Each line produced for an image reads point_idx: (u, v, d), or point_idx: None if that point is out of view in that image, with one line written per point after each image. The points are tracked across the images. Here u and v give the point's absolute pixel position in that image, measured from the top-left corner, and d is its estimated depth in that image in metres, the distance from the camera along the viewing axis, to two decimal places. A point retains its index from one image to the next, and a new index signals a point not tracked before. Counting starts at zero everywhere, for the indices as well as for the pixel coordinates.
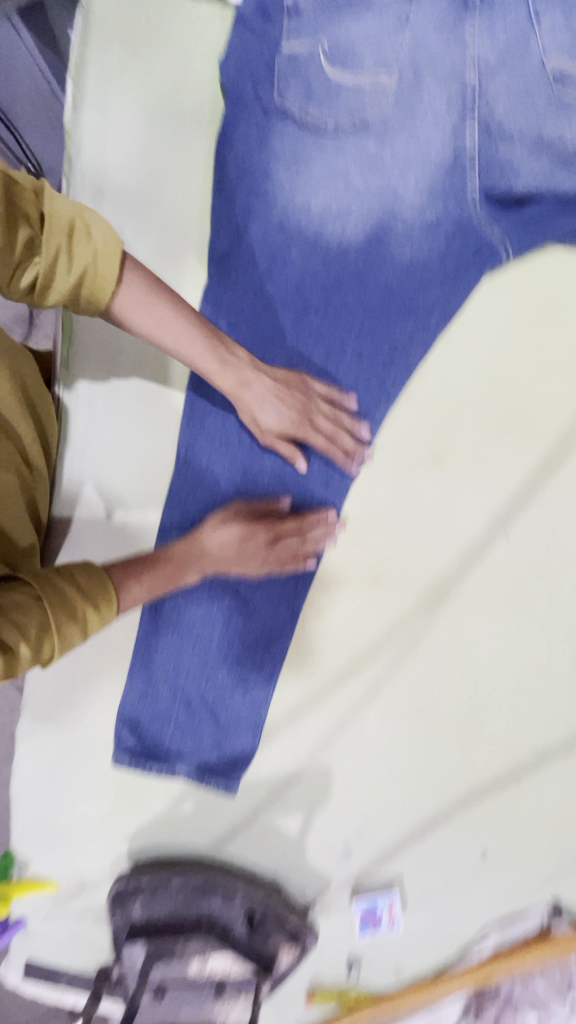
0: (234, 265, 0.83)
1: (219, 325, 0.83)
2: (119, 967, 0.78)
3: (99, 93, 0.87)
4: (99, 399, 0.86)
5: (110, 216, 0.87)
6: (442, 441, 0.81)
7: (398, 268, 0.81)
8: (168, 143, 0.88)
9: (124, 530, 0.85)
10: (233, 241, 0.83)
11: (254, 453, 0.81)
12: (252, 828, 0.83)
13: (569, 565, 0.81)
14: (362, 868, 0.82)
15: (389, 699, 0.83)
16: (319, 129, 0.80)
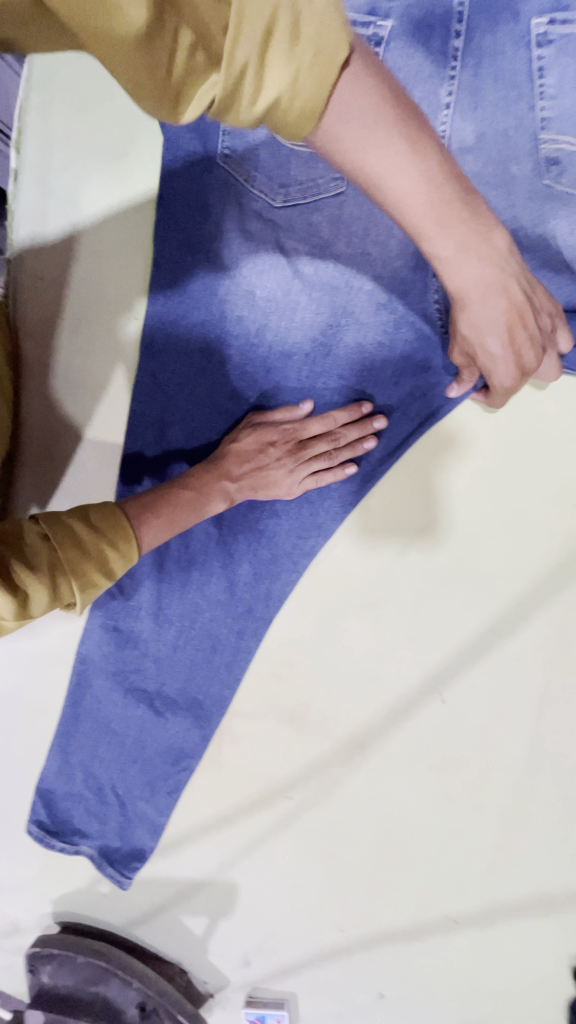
0: (171, 365, 0.76)
1: (152, 428, 0.77)
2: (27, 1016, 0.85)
3: (42, 161, 0.80)
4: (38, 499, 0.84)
5: (51, 297, 0.81)
6: (378, 585, 0.72)
7: (344, 380, 0.70)
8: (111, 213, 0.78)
9: (55, 628, 0.86)
10: (170, 334, 0.76)
11: (180, 568, 0.79)
12: (161, 918, 0.87)
13: (508, 736, 0.72)
14: (259, 977, 0.84)
15: (299, 833, 0.80)
16: (268, 208, 0.70)
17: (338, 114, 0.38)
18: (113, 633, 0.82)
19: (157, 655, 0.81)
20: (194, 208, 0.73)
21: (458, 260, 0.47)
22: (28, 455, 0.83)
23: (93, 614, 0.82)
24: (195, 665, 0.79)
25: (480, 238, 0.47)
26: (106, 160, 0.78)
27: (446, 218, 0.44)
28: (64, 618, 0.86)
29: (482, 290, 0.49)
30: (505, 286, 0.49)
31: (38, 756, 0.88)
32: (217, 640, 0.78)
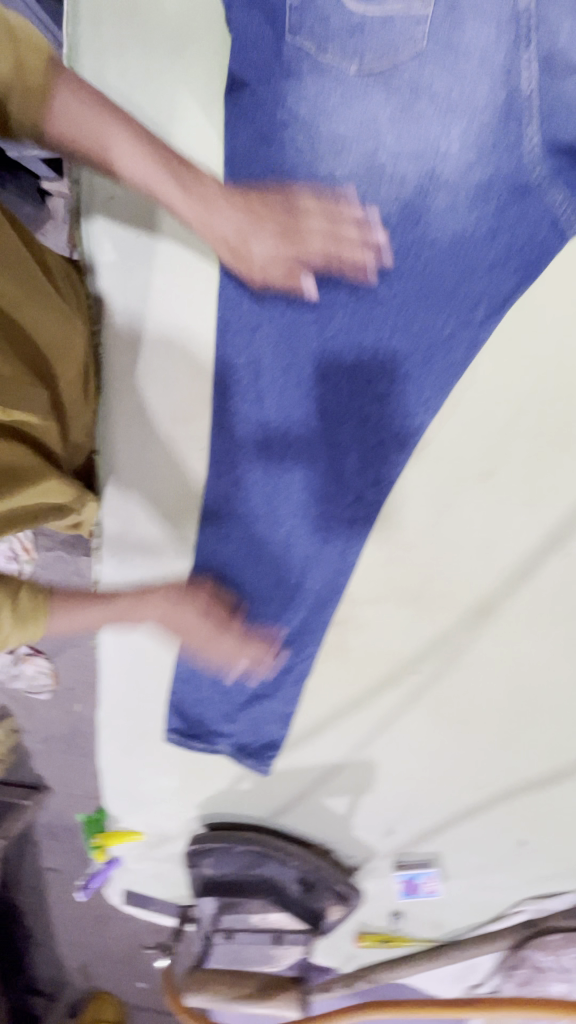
0: (256, 258, 0.75)
1: (240, 331, 0.77)
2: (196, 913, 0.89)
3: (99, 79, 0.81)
4: (135, 421, 0.89)
5: (129, 221, 0.86)
6: (493, 453, 0.74)
7: (439, 248, 0.70)
8: (179, 123, 0.80)
9: (167, 543, 0.90)
10: (247, 231, 0.74)
11: (284, 465, 0.80)
12: (304, 803, 0.93)
13: None
14: (404, 842, 0.91)
15: (430, 705, 0.85)
16: (340, 74, 0.68)
17: (57, 107, 0.65)
18: (223, 538, 0.84)
19: (269, 554, 0.83)
20: (265, 92, 0.71)
21: (219, 217, 0.73)
22: (120, 378, 0.88)
23: (202, 521, 0.85)
24: (309, 559, 0.82)
25: (211, 197, 0.73)
26: (168, 73, 0.79)
27: (178, 175, 0.72)
28: (173, 534, 0.90)
29: (227, 223, 0.73)
30: (276, 214, 0.73)
31: (165, 673, 0.93)
32: (329, 531, 0.80)
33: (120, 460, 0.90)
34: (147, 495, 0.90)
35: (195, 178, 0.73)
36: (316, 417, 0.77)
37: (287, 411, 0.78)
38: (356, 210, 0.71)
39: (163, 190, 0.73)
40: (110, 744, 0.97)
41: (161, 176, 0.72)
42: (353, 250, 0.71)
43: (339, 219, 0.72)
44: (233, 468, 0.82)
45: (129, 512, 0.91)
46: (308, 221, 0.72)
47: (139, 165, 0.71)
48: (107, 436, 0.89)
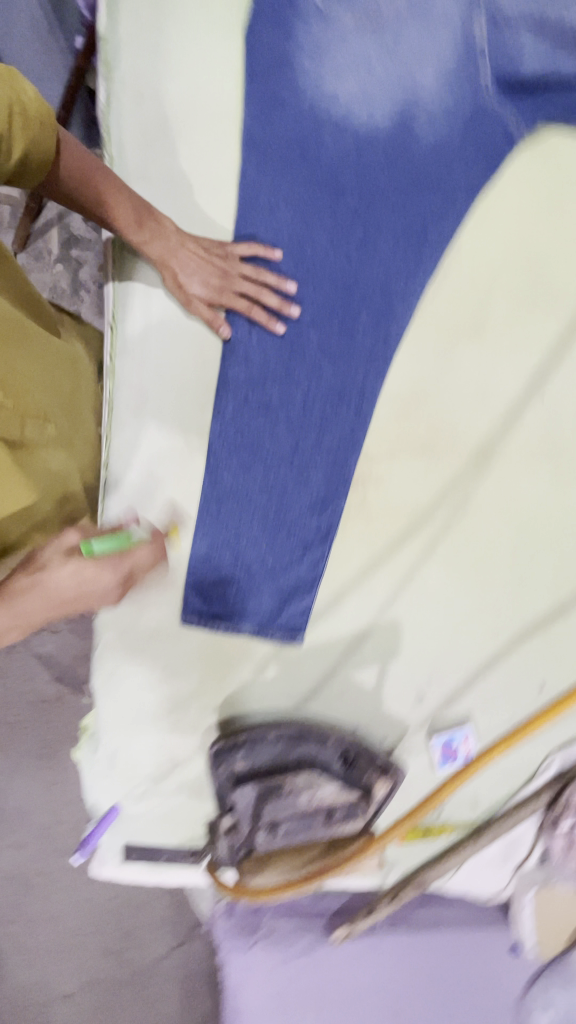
0: (273, 152, 0.87)
1: (261, 205, 0.86)
2: (231, 814, 0.81)
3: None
4: (153, 304, 0.92)
5: (151, 118, 0.88)
6: (477, 313, 0.89)
7: (423, 151, 0.87)
8: (198, 42, 0.88)
9: (188, 420, 0.92)
10: (266, 131, 0.87)
11: (300, 330, 0.88)
12: (333, 683, 0.88)
13: None
14: (435, 710, 0.89)
15: (447, 553, 0.89)
16: (340, 22, 0.87)
17: (73, 159, 0.68)
18: (244, 406, 0.89)
19: (288, 416, 0.89)
20: (279, 25, 0.87)
21: (176, 256, 0.81)
22: (140, 269, 0.92)
23: (221, 390, 0.89)
24: (325, 416, 0.89)
25: (176, 248, 0.81)
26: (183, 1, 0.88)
27: (145, 225, 0.78)
28: (193, 416, 0.92)
29: (170, 250, 0.81)
30: (211, 261, 0.82)
31: (180, 553, 0.89)
32: (345, 388, 0.89)
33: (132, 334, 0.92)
34: (165, 379, 0.92)
35: (137, 209, 0.77)
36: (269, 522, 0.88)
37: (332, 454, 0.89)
38: (270, 276, 0.85)
39: (129, 230, 0.78)
40: (113, 652, 0.88)
41: (132, 216, 0.76)
42: (269, 303, 0.86)
43: (262, 273, 0.84)
44: (251, 336, 0.88)
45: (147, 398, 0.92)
46: (235, 279, 0.83)
47: (117, 203, 0.75)
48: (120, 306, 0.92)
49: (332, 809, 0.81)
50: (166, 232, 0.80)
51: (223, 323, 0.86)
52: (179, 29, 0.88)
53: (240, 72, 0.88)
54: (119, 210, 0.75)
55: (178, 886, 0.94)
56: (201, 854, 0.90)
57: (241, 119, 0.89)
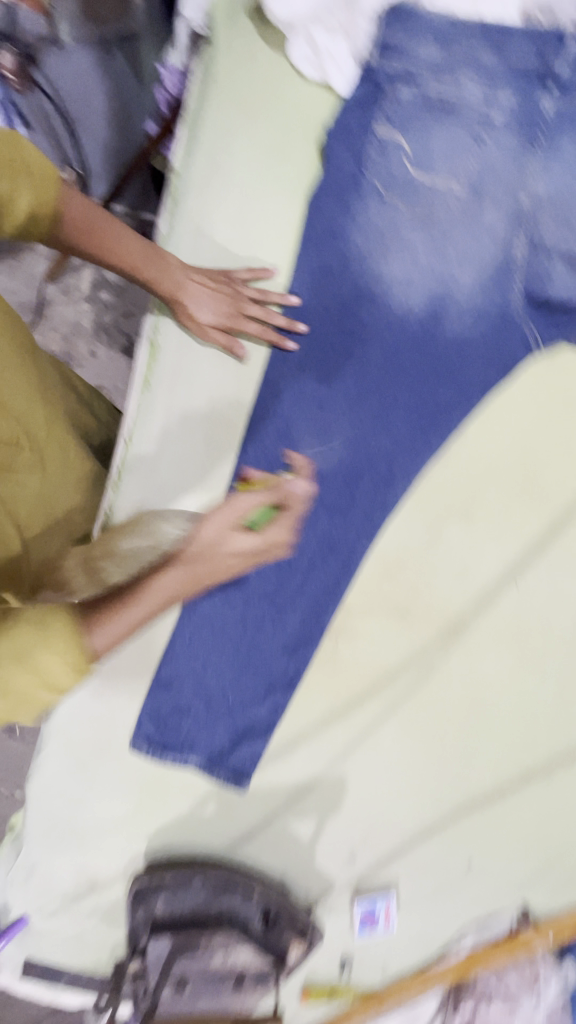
0: (314, 319, 0.93)
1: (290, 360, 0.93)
2: (141, 960, 0.81)
3: (208, 143, 0.92)
4: (173, 424, 0.94)
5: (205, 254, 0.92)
6: (471, 497, 0.94)
7: (449, 342, 0.94)
8: (264, 195, 0.93)
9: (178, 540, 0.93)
10: (309, 295, 0.93)
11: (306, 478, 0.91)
12: (269, 830, 0.89)
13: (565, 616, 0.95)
14: (363, 873, 0.90)
15: (404, 719, 0.92)
16: (397, 208, 0.94)
17: (72, 209, 0.76)
18: None
19: (278, 557, 0.90)
20: (341, 200, 0.93)
21: (186, 284, 0.87)
22: (164, 385, 0.95)
23: None
24: (313, 564, 0.91)
25: (178, 274, 0.86)
26: (257, 155, 0.93)
27: (154, 264, 0.84)
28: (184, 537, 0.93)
29: (181, 284, 0.86)
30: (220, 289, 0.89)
31: (139, 679, 0.87)
32: (336, 542, 0.91)
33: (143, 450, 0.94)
34: (166, 496, 0.94)
35: (140, 253, 0.83)
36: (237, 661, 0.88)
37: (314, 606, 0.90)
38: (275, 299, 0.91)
39: (139, 269, 0.84)
40: (54, 763, 0.85)
41: (139, 250, 0.82)
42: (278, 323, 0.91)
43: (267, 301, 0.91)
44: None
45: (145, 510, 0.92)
46: (235, 298, 0.90)
47: (120, 238, 0.80)
48: (139, 422, 0.94)
49: (243, 972, 0.82)
50: (173, 268, 0.86)
51: (239, 349, 0.93)
52: (247, 180, 0.93)
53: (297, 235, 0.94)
54: (126, 249, 0.81)
55: (71, 1009, 0.91)
56: (102, 982, 0.88)
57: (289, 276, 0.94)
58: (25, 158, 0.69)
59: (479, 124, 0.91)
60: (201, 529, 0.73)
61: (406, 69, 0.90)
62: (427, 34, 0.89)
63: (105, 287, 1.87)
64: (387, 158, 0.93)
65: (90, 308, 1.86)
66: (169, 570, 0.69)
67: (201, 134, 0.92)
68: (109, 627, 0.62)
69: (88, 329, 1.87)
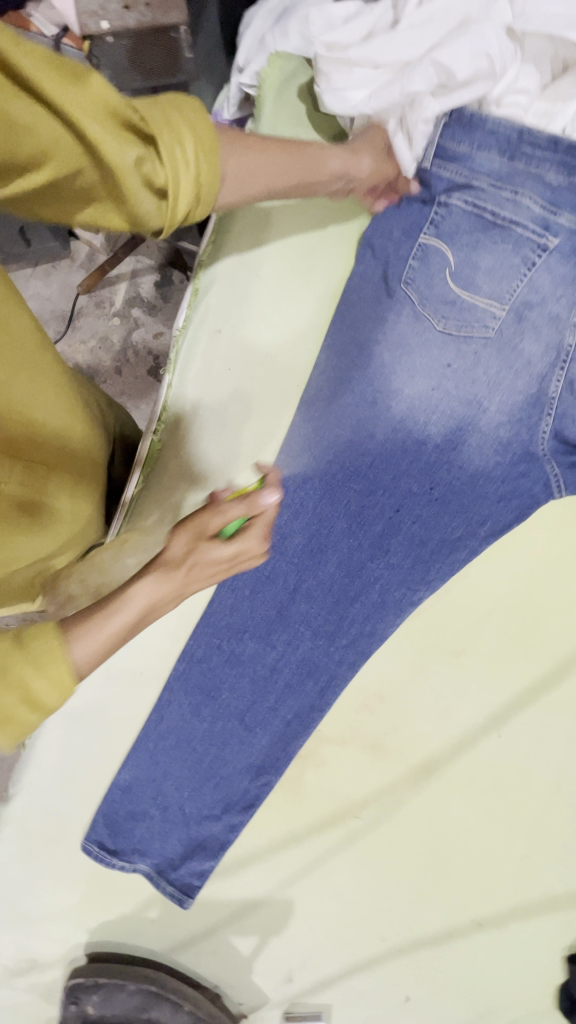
0: (325, 436, 0.87)
1: (296, 471, 0.88)
2: None
3: (237, 239, 0.90)
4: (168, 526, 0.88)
5: (221, 353, 0.89)
6: (462, 638, 0.90)
7: (464, 476, 0.87)
8: (289, 299, 0.90)
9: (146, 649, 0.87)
10: (326, 404, 0.88)
11: (294, 599, 0.88)
12: (210, 940, 0.89)
13: (545, 774, 0.90)
14: (298, 993, 0.91)
15: (360, 852, 0.91)
16: (430, 321, 0.85)
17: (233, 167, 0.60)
18: (215, 651, 0.88)
19: (253, 675, 0.88)
20: (372, 308, 0.87)
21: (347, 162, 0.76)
22: (163, 486, 0.89)
23: (196, 630, 0.87)
24: (288, 686, 0.88)
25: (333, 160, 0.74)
26: (291, 256, 0.90)
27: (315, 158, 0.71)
28: (154, 645, 0.88)
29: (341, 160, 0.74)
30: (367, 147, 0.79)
31: (99, 775, 0.88)
32: (315, 666, 0.88)
33: None
34: None
35: (302, 155, 0.69)
36: (200, 772, 0.88)
37: (284, 729, 0.88)
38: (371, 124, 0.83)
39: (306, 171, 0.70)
40: (9, 845, 0.87)
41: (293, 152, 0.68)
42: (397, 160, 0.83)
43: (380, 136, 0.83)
44: (243, 594, 0.88)
45: None
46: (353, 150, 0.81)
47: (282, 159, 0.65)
48: (130, 525, 0.88)
49: None
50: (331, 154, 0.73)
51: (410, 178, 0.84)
52: (275, 281, 0.90)
53: (317, 346, 0.90)
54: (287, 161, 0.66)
55: None
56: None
57: (303, 385, 0.91)
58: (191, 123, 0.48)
59: (533, 248, 0.81)
60: (171, 545, 0.60)
61: (463, 175, 0.82)
62: (491, 142, 0.80)
63: (139, 306, 1.65)
64: (427, 267, 0.84)
65: (122, 327, 1.65)
66: (163, 554, 0.60)
67: (231, 231, 0.90)
68: (89, 635, 0.53)
69: (115, 348, 1.65)
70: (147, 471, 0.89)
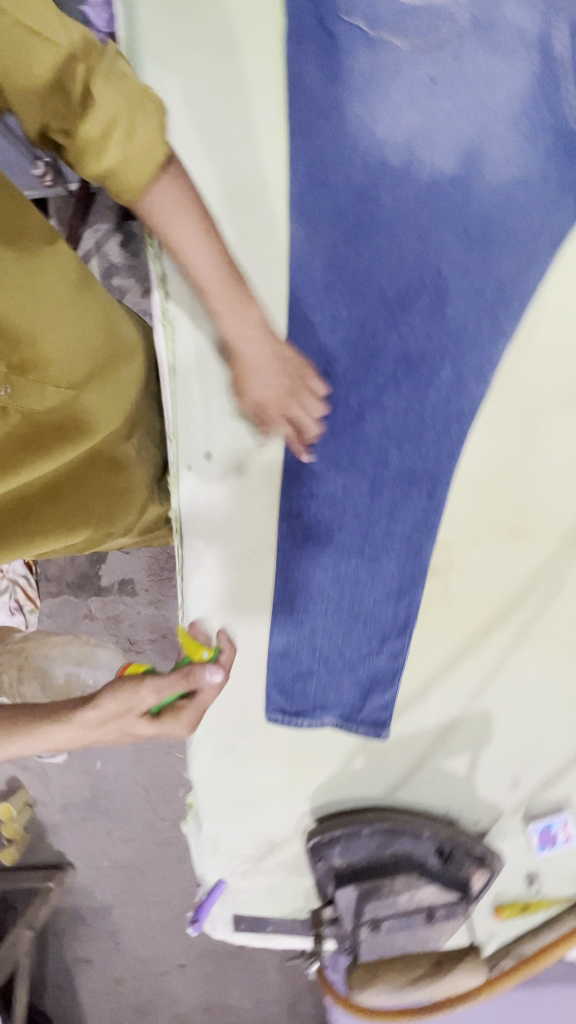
0: (330, 233, 0.78)
1: (314, 280, 0.79)
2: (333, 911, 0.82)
3: (156, 71, 0.80)
4: (214, 398, 0.86)
5: None
6: (569, 377, 0.77)
7: (494, 196, 0.76)
8: (232, 105, 0.79)
9: (249, 523, 0.87)
10: (317, 196, 0.78)
11: (365, 412, 0.81)
12: (423, 769, 0.88)
13: None
14: (531, 794, 0.87)
15: (539, 638, 0.84)
16: (393, 45, 0.76)
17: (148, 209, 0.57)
18: (311, 498, 0.84)
19: (356, 507, 0.83)
20: (325, 67, 0.77)
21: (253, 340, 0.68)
22: (196, 367, 0.85)
23: (285, 485, 0.84)
24: (395, 503, 0.83)
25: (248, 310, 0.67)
26: (212, 58, 0.79)
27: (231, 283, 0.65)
28: (253, 515, 0.87)
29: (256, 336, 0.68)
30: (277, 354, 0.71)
31: (255, 655, 0.88)
32: (414, 471, 0.81)
33: (189, 442, 0.86)
34: (226, 478, 0.86)
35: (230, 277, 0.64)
36: (344, 614, 0.86)
37: (412, 541, 0.83)
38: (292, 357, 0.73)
39: (217, 286, 0.64)
40: (206, 745, 0.91)
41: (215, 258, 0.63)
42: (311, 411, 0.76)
43: (304, 378, 0.74)
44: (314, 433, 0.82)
45: (214, 497, 0.87)
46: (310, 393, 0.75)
47: (195, 254, 0.62)
48: (179, 413, 0.85)
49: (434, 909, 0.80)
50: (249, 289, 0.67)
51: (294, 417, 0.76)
52: (211, 89, 0.79)
53: (283, 140, 0.78)
54: (201, 261, 0.62)
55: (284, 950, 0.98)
56: (304, 932, 0.93)
57: (286, 188, 0.79)
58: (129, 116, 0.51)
59: None
60: (101, 701, 0.63)
61: None
62: None
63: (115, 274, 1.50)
64: None
65: None
66: (80, 715, 0.62)
67: (144, 65, 0.80)
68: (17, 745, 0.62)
69: None
70: (172, 357, 0.85)
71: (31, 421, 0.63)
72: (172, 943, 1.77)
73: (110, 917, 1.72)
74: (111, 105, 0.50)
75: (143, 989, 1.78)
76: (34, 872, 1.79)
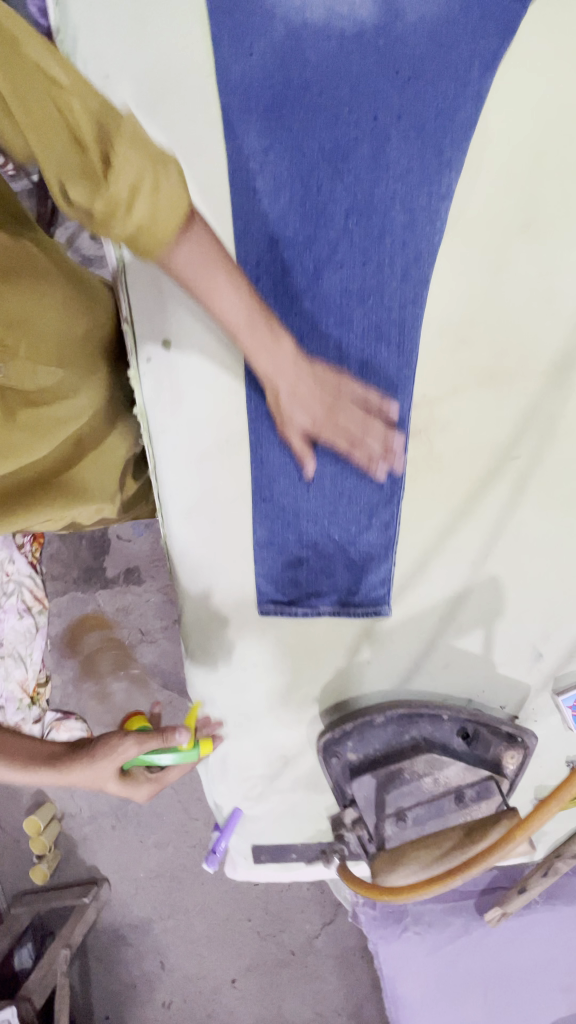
0: (262, 100, 0.78)
1: (251, 150, 0.78)
2: (353, 808, 0.74)
3: None
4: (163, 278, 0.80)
5: (122, 89, 0.79)
6: (525, 202, 0.75)
7: (419, 34, 0.75)
8: None
9: (217, 412, 0.82)
10: (245, 68, 0.78)
11: (320, 273, 0.78)
12: (436, 652, 0.81)
13: None
14: (556, 664, 0.80)
15: (539, 488, 0.78)
16: None
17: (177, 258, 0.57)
18: None
19: None
20: None
21: (295, 407, 0.70)
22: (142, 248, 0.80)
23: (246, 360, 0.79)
24: (365, 364, 0.78)
25: (283, 359, 0.68)
26: None
27: (253, 328, 0.66)
28: (219, 403, 0.82)
29: (293, 384, 0.69)
30: (322, 392, 0.70)
31: (240, 553, 0.84)
32: (381, 325, 0.77)
33: (145, 331, 0.82)
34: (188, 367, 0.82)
35: (255, 319, 0.66)
36: (327, 491, 0.80)
37: (387, 399, 0.78)
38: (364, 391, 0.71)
39: (240, 327, 0.66)
40: (203, 655, 0.86)
41: (240, 301, 0.64)
42: (372, 446, 0.72)
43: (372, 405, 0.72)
44: (273, 303, 0.79)
45: (178, 390, 0.82)
46: (346, 407, 0.70)
47: (218, 286, 0.61)
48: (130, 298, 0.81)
49: (463, 791, 0.71)
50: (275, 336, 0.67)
51: (311, 461, 0.74)
52: None
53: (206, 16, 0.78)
54: (217, 292, 0.62)
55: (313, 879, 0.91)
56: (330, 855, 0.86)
57: (214, 64, 0.78)
58: (153, 171, 0.48)
59: None
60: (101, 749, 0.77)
61: None
62: None
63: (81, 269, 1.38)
64: None
65: None
66: (71, 769, 0.76)
67: None
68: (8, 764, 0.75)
69: None
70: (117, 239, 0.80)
71: (24, 395, 0.67)
72: (223, 958, 1.55)
73: (141, 926, 1.57)
74: (137, 165, 0.48)
75: (197, 1012, 1.54)
76: (70, 889, 1.57)
